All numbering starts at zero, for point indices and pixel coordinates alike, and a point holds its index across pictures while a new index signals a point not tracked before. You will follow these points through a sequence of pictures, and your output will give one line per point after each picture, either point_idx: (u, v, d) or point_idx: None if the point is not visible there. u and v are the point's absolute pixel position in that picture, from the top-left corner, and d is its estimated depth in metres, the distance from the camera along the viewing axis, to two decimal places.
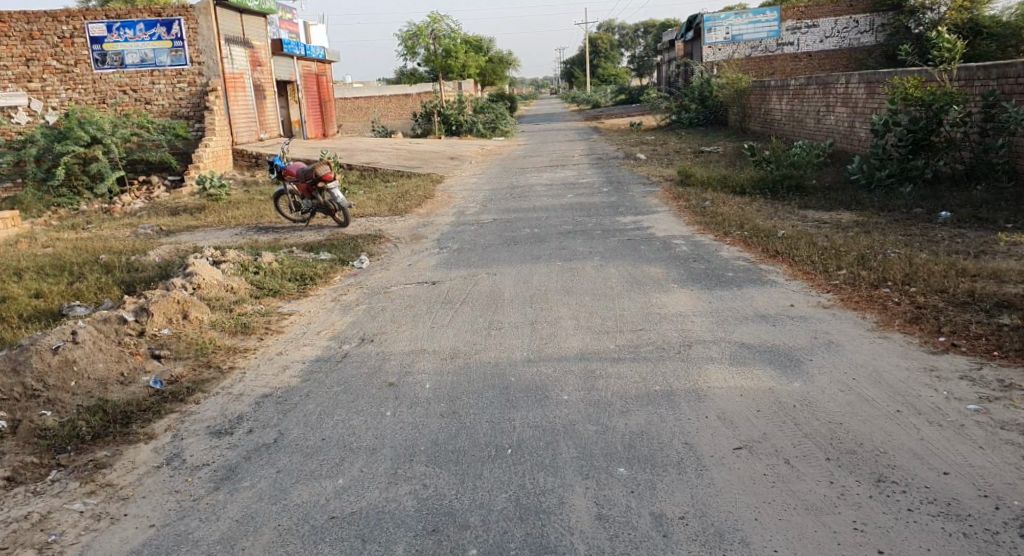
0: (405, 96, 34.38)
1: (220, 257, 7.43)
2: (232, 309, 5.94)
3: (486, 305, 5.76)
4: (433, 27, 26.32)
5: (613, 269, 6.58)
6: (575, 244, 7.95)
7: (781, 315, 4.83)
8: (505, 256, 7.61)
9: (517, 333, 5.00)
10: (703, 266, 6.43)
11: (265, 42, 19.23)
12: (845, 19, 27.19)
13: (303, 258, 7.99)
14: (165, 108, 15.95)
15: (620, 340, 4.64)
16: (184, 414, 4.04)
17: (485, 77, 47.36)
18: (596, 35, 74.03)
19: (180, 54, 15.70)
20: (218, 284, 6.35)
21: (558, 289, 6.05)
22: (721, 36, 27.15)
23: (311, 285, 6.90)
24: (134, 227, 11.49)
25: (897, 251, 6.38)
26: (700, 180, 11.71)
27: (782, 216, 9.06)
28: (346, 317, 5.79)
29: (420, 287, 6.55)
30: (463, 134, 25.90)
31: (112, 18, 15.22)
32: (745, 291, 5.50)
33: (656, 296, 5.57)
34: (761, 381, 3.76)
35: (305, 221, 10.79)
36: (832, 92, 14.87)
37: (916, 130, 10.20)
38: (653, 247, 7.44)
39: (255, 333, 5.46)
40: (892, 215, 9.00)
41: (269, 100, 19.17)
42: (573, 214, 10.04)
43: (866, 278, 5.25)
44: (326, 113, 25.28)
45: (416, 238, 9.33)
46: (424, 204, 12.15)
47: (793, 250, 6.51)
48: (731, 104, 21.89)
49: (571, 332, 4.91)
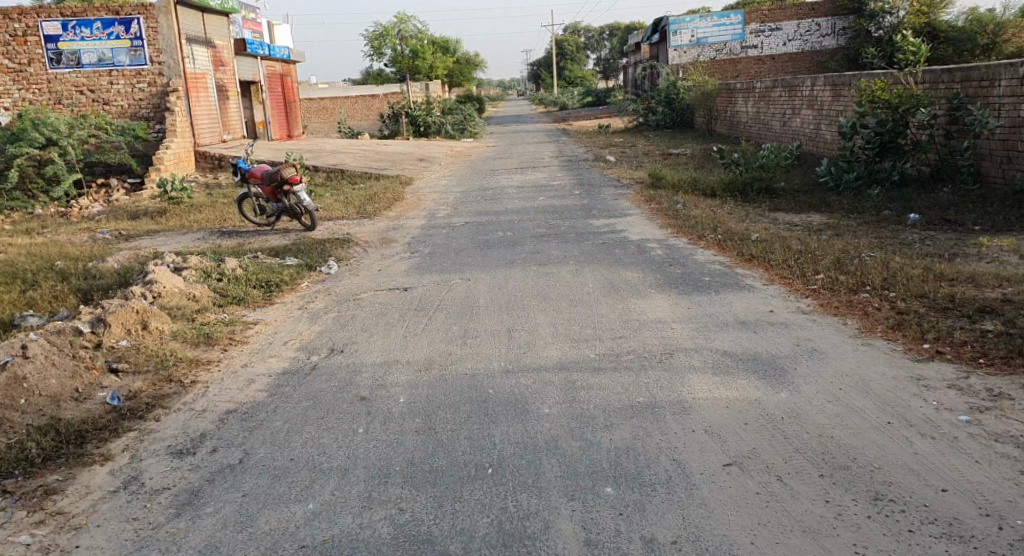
0: (371, 97, 34.05)
1: (182, 264, 7.16)
2: (195, 319, 5.70)
3: (460, 312, 5.59)
4: (399, 27, 26.21)
5: (589, 274, 6.46)
6: (549, 248, 7.81)
7: (762, 321, 4.74)
8: (477, 261, 7.45)
9: (493, 341, 4.85)
10: (679, 270, 6.34)
11: (228, 41, 18.83)
12: (807, 22, 27.50)
13: (268, 264, 7.75)
14: (124, 108, 15.50)
15: (599, 348, 4.52)
16: (143, 433, 3.81)
17: (452, 79, 47.05)
18: (562, 37, 74.14)
19: (140, 54, 15.27)
20: (180, 292, 6.09)
21: (533, 295, 5.91)
22: (687, 38, 27.47)
23: (277, 292, 6.66)
24: (91, 231, 11.10)
25: (871, 254, 6.35)
26: (670, 182, 11.66)
27: (754, 218, 9.03)
28: (314, 326, 5.58)
29: (391, 294, 6.36)
30: (431, 135, 25.67)
31: (66, 16, 14.82)
32: (724, 296, 5.41)
33: (634, 302, 5.46)
34: (746, 391, 3.65)
35: (270, 225, 10.52)
36: (797, 94, 14.96)
37: (883, 132, 10.24)
38: (628, 251, 7.33)
39: (219, 344, 5.22)
40: (862, 217, 9.02)
41: (232, 100, 18.77)
42: (545, 217, 9.92)
43: (845, 283, 5.19)
44: (292, 114, 24.87)
45: (385, 242, 9.13)
46: (393, 207, 11.94)
47: (769, 253, 6.45)
48: (698, 106, 21.97)
49: (549, 340, 4.77)
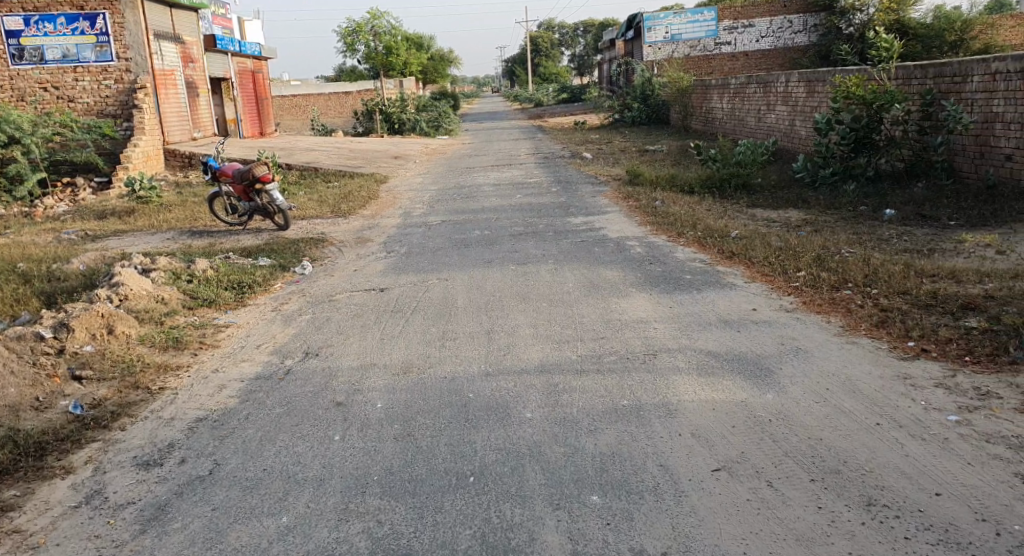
0: (346, 94, 33.76)
1: (150, 266, 6.95)
2: (163, 322, 5.52)
3: (438, 313, 5.47)
4: (372, 23, 25.96)
5: (569, 273, 6.36)
6: (527, 246, 7.71)
7: (745, 320, 4.67)
8: (454, 260, 7.32)
9: (473, 343, 4.73)
10: (660, 268, 6.27)
11: (197, 37, 18.49)
12: (779, 19, 27.66)
13: (240, 264, 7.56)
14: (90, 106, 15.14)
15: (581, 349, 4.42)
16: (107, 443, 3.65)
17: (426, 76, 46.77)
18: (536, 34, 74.11)
19: (106, 50, 14.93)
20: (147, 295, 5.89)
21: (513, 295, 5.80)
22: (661, 35, 27.34)
23: (249, 294, 6.48)
24: (57, 232, 10.82)
25: (851, 250, 6.32)
26: (648, 179, 11.61)
27: (732, 215, 9.01)
28: (288, 329, 5.42)
29: (367, 295, 6.22)
30: (406, 133, 25.47)
31: (28, 11, 14.37)
32: (706, 295, 5.34)
33: (615, 301, 5.37)
34: (732, 393, 3.58)
35: (242, 224, 10.31)
36: (772, 91, 15.00)
37: (858, 128, 10.24)
38: (607, 249, 7.26)
39: (188, 349, 5.04)
40: (839, 213, 9.02)
41: (202, 97, 18.43)
42: (522, 215, 9.82)
43: (827, 280, 5.15)
44: (264, 111, 24.53)
45: (361, 241, 8.97)
46: (368, 205, 11.77)
47: (749, 250, 6.40)
48: (673, 103, 22.01)
49: (530, 342, 4.67)
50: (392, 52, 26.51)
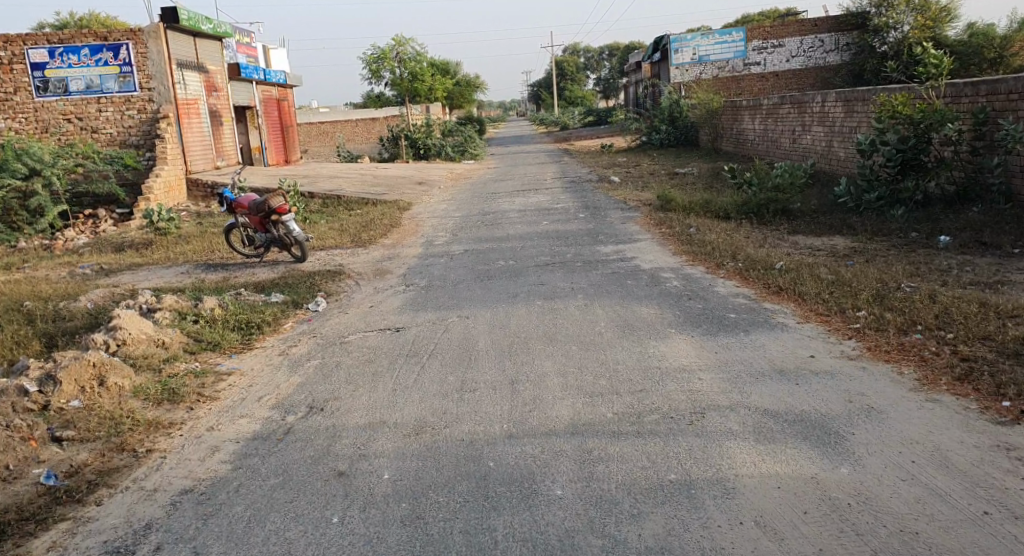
0: (372, 121, 33.79)
1: (154, 304, 6.56)
2: (161, 371, 5.12)
3: (458, 358, 4.98)
4: (398, 50, 25.79)
5: (600, 310, 5.85)
6: (554, 279, 7.22)
7: (802, 370, 4.13)
8: (477, 295, 6.86)
9: (496, 396, 4.22)
10: (700, 305, 5.73)
11: (221, 65, 18.40)
12: (810, 38, 27.05)
13: (251, 301, 7.17)
14: (113, 136, 15.02)
15: (617, 406, 3.90)
16: (77, 523, 3.23)
17: (451, 100, 46.78)
18: (561, 57, 74.37)
19: (129, 80, 14.83)
20: (147, 339, 5.50)
21: (540, 336, 5.29)
22: (688, 56, 27.02)
23: (257, 335, 6.06)
24: (73, 266, 10.56)
25: (912, 284, 5.73)
26: (680, 204, 11.07)
27: (773, 243, 8.45)
28: (294, 378, 4.96)
29: (382, 336, 5.76)
30: (431, 158, 25.23)
31: (54, 43, 14.39)
32: (754, 337, 4.80)
33: (651, 345, 4.85)
34: (799, 465, 3.07)
35: (259, 256, 9.94)
36: (807, 111, 14.44)
37: (905, 149, 9.63)
38: (641, 282, 6.75)
39: (184, 403, 4.60)
40: (889, 240, 8.43)
41: (225, 126, 18.30)
42: (549, 243, 9.34)
43: (892, 321, 4.58)
44: (289, 138, 24.44)
45: (379, 273, 8.55)
46: (390, 234, 11.38)
47: (799, 285, 5.84)
48: (703, 124, 21.50)
49: (559, 395, 4.14)
50: (418, 77, 26.31)
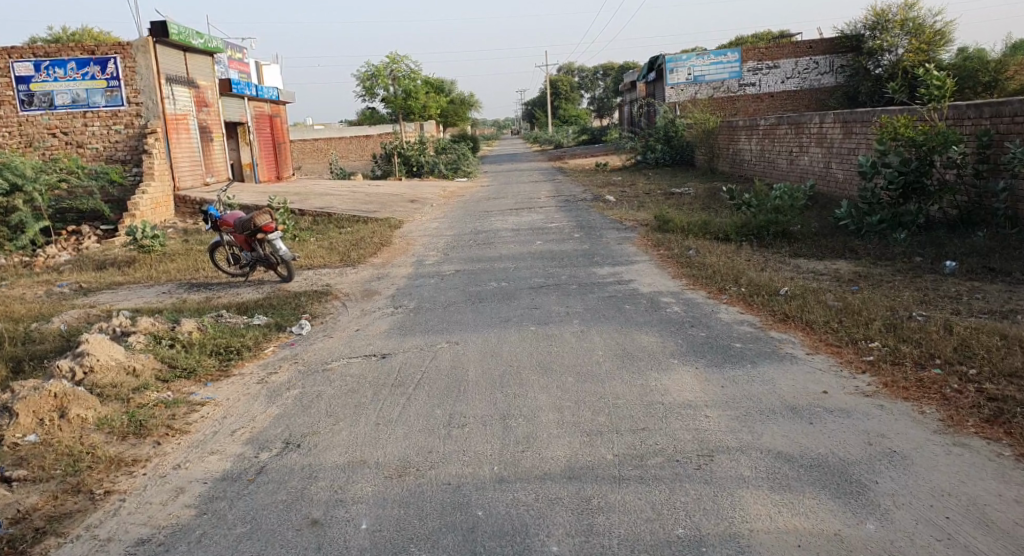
0: (366, 137, 33.59)
1: (128, 327, 6.24)
2: (130, 400, 4.81)
3: (448, 388, 4.68)
4: (392, 67, 25.54)
5: (598, 337, 5.56)
6: (549, 302, 6.94)
7: (816, 408, 3.86)
8: (469, 318, 6.57)
9: (487, 433, 3.93)
10: (703, 333, 5.45)
11: (212, 81, 18.15)
12: (805, 60, 26.98)
13: (233, 324, 6.86)
14: (99, 151, 14.72)
15: (617, 446, 3.62)
16: None
17: (446, 117, 46.75)
18: (556, 77, 74.55)
19: (117, 94, 14.54)
20: (116, 366, 5.18)
21: (534, 365, 5.00)
22: (683, 76, 26.93)
23: (235, 361, 5.74)
24: (51, 284, 10.23)
25: (924, 313, 5.47)
26: (678, 224, 10.82)
27: (774, 267, 8.20)
28: (271, 409, 4.64)
29: (367, 363, 5.45)
30: (425, 175, 24.99)
31: (39, 56, 14.15)
32: (762, 370, 4.52)
33: (653, 377, 4.56)
34: (818, 521, 2.85)
35: (244, 275, 9.63)
36: (805, 132, 14.26)
37: (907, 172, 9.37)
38: (640, 306, 6.47)
39: (150, 437, 4.27)
40: (893, 265, 8.19)
41: (216, 142, 18.02)
42: (543, 264, 9.06)
43: (908, 354, 4.33)
44: (281, 155, 24.17)
45: (367, 295, 8.25)
46: (381, 253, 11.08)
47: (806, 312, 5.57)
48: (698, 144, 21.35)
49: (555, 433, 3.86)
50: (412, 95, 26.10)
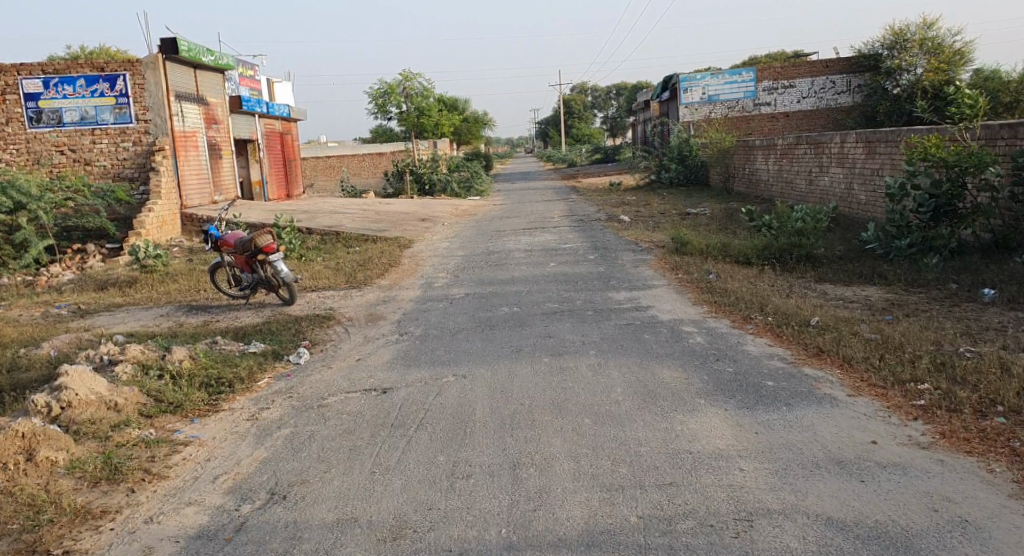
0: (378, 155, 33.43)
1: (116, 355, 5.86)
2: (109, 438, 4.43)
3: (453, 429, 4.28)
4: (404, 85, 25.29)
5: (616, 371, 5.14)
6: (563, 330, 6.52)
7: (867, 463, 3.48)
8: (477, 347, 6.17)
9: (493, 486, 3.53)
10: (731, 368, 5.02)
11: (223, 98, 17.93)
12: (821, 79, 26.54)
13: (227, 352, 6.48)
14: (107, 168, 14.47)
15: (641, 506, 3.24)
16: None
17: (460, 135, 46.45)
18: (569, 95, 74.28)
19: (125, 111, 14.30)
20: (96, 401, 4.80)
21: (547, 404, 4.56)
22: (698, 95, 26.64)
23: (226, 394, 5.35)
24: (49, 305, 9.90)
25: (973, 348, 5.02)
26: (697, 246, 10.39)
27: (800, 293, 7.77)
28: (259, 452, 4.26)
29: (367, 398, 5.04)
30: (436, 194, 24.70)
31: (48, 73, 13.93)
32: (800, 414, 4.10)
33: (678, 421, 4.12)
34: None
35: (245, 298, 9.28)
36: (824, 151, 13.85)
37: (938, 195, 8.89)
38: (660, 336, 6.05)
39: (124, 484, 3.87)
40: (927, 292, 7.72)
41: (225, 159, 17.75)
42: (557, 288, 8.65)
43: (965, 400, 3.99)
44: (291, 172, 23.95)
45: (372, 319, 7.87)
46: (388, 274, 10.71)
47: (843, 347, 5.14)
48: (714, 164, 20.95)
49: (570, 487, 3.45)
50: (424, 113, 25.82)
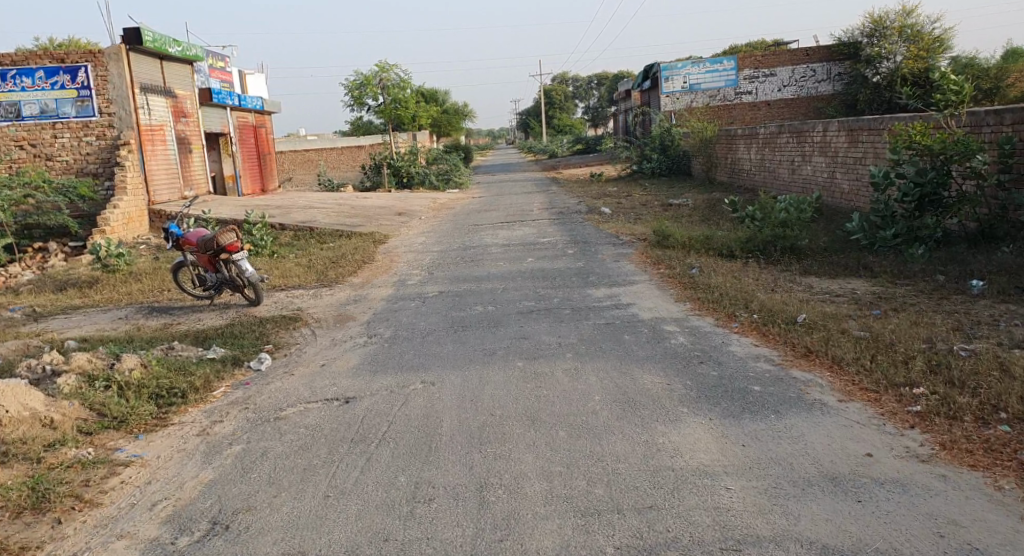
0: (356, 148, 32.93)
1: (60, 366, 5.44)
2: (40, 460, 4.06)
3: (417, 445, 3.96)
4: (381, 76, 24.79)
5: (594, 376, 4.82)
6: (539, 331, 6.19)
7: (862, 479, 3.22)
8: (449, 350, 5.83)
9: (456, 512, 3.23)
10: (715, 372, 4.71)
11: (191, 90, 17.38)
12: (802, 68, 26.35)
13: (185, 358, 6.09)
14: (69, 164, 13.93)
15: (618, 535, 2.97)
16: None
17: (439, 128, 45.89)
18: (550, 86, 73.79)
19: (88, 104, 13.76)
20: (30, 418, 4.42)
21: (520, 414, 4.23)
22: (679, 84, 26.32)
23: (177, 406, 4.98)
24: (3, 308, 9.43)
25: (969, 346, 4.74)
26: (680, 238, 10.08)
27: (785, 288, 7.48)
28: (205, 473, 3.91)
29: (327, 409, 4.70)
30: (414, 187, 24.28)
31: (6, 65, 13.34)
32: (790, 424, 3.81)
33: (659, 433, 3.82)
34: None
35: (209, 298, 8.88)
36: (807, 140, 13.61)
37: (923, 183, 8.51)
38: (641, 336, 5.75)
39: (50, 514, 3.53)
40: (914, 284, 7.47)
41: (195, 153, 17.23)
42: (534, 285, 8.32)
43: (965, 406, 3.72)
44: (266, 166, 23.42)
45: (340, 321, 7.49)
46: (361, 271, 10.34)
47: (833, 346, 4.86)
48: (696, 153, 20.67)
49: (541, 514, 3.16)
50: (401, 104, 25.38)
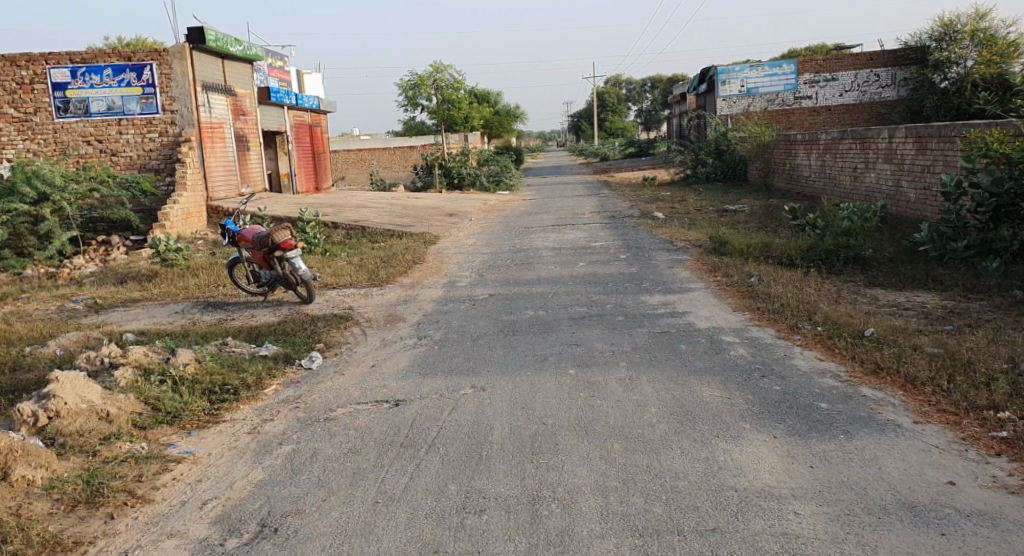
0: (409, 148, 33.14)
1: (118, 358, 5.50)
2: (97, 452, 4.09)
3: (469, 453, 3.85)
4: (435, 76, 24.86)
5: (651, 387, 4.65)
6: (592, 339, 6.03)
7: (944, 510, 3.02)
8: (500, 355, 5.71)
9: (509, 525, 3.13)
10: (778, 387, 4.50)
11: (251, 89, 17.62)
12: (865, 72, 25.57)
13: (237, 354, 6.10)
14: (133, 159, 14.24)
15: None
16: None
17: (491, 129, 45.96)
18: (603, 89, 73.40)
19: (152, 101, 14.04)
20: (87, 410, 4.48)
21: (573, 426, 4.09)
22: (736, 88, 25.78)
23: (229, 402, 4.97)
24: (66, 300, 9.63)
25: None
26: (737, 245, 9.80)
27: (850, 299, 7.19)
28: (256, 473, 3.88)
29: (377, 413, 4.63)
30: (466, 188, 24.26)
31: (76, 62, 13.71)
32: (861, 446, 3.60)
33: (720, 450, 3.66)
34: None
35: (263, 295, 8.94)
36: (871, 146, 13.16)
37: (1000, 194, 8.09)
38: (698, 346, 5.56)
39: (104, 508, 3.53)
40: (988, 299, 7.10)
41: (252, 151, 17.47)
42: (586, 290, 8.16)
43: None
44: (320, 165, 23.68)
45: (391, 321, 7.45)
46: (411, 272, 10.31)
47: (905, 364, 4.60)
48: (753, 158, 20.18)
49: (597, 532, 3.03)
50: (454, 105, 25.41)
